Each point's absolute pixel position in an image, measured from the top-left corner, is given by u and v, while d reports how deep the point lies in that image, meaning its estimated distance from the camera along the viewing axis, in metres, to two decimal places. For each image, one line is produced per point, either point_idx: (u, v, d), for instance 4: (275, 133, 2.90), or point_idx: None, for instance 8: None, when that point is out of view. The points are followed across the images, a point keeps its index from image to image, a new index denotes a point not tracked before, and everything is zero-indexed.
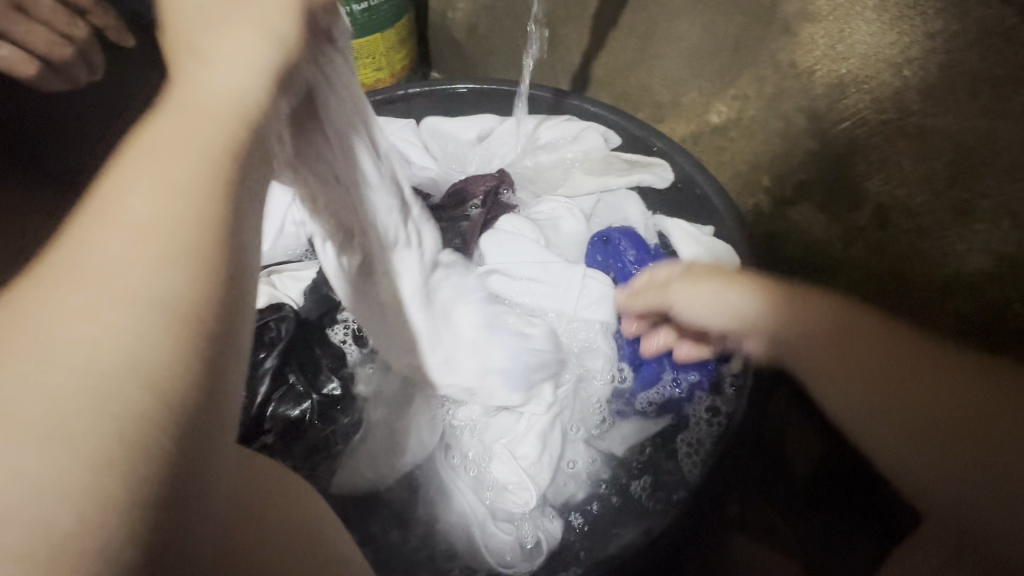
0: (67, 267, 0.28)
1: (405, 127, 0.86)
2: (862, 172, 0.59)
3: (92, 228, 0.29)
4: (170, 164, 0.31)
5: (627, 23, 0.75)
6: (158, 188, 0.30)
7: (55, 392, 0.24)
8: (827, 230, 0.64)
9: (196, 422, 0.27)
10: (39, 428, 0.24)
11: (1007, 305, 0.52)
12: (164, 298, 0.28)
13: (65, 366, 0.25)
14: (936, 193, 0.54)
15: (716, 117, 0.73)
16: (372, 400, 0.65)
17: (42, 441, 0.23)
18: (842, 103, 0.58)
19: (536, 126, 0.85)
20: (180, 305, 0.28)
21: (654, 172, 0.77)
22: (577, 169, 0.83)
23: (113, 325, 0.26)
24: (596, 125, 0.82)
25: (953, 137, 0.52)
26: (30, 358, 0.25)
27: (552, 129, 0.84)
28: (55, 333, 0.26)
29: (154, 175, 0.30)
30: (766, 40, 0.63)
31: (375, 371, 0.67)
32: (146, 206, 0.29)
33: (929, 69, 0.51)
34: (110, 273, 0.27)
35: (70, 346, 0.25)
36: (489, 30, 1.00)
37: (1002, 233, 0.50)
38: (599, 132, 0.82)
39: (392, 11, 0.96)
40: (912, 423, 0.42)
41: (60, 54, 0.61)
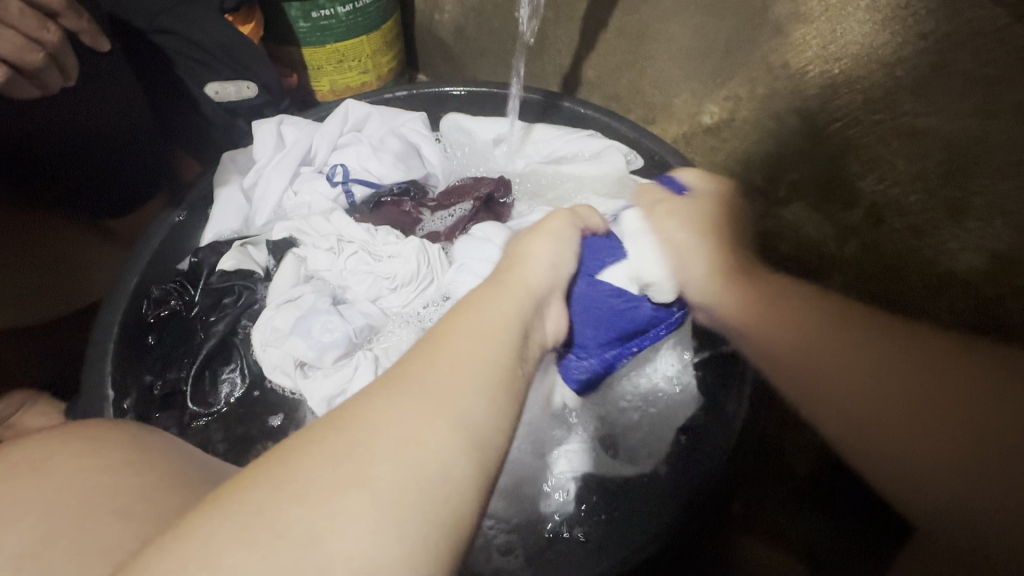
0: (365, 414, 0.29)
1: (414, 121, 0.85)
2: (856, 170, 0.59)
3: (386, 395, 0.30)
4: (459, 358, 0.33)
5: (617, 25, 0.75)
6: (456, 363, 0.32)
7: (345, 490, 0.26)
8: (820, 230, 0.65)
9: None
10: (333, 507, 0.25)
11: (998, 302, 0.52)
12: (433, 465, 0.27)
13: (346, 453, 0.27)
14: (927, 191, 0.55)
15: (708, 118, 0.73)
16: (269, 337, 0.67)
17: (357, 504, 0.25)
18: (833, 102, 0.59)
19: (558, 130, 0.83)
20: (452, 479, 0.28)
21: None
22: (589, 188, 0.80)
23: (426, 452, 0.28)
24: (615, 143, 0.79)
25: (945, 138, 0.52)
26: (327, 454, 0.27)
27: (557, 141, 0.83)
28: (369, 441, 0.28)
29: (429, 393, 0.30)
30: (758, 42, 0.63)
31: (283, 310, 0.67)
32: (417, 428, 0.28)
33: (920, 67, 0.51)
34: (397, 444, 0.28)
35: (380, 465, 0.27)
36: (476, 32, 0.99)
37: (995, 231, 0.51)
38: (620, 151, 0.78)
39: (377, 13, 0.95)
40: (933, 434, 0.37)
41: (30, 60, 0.57)
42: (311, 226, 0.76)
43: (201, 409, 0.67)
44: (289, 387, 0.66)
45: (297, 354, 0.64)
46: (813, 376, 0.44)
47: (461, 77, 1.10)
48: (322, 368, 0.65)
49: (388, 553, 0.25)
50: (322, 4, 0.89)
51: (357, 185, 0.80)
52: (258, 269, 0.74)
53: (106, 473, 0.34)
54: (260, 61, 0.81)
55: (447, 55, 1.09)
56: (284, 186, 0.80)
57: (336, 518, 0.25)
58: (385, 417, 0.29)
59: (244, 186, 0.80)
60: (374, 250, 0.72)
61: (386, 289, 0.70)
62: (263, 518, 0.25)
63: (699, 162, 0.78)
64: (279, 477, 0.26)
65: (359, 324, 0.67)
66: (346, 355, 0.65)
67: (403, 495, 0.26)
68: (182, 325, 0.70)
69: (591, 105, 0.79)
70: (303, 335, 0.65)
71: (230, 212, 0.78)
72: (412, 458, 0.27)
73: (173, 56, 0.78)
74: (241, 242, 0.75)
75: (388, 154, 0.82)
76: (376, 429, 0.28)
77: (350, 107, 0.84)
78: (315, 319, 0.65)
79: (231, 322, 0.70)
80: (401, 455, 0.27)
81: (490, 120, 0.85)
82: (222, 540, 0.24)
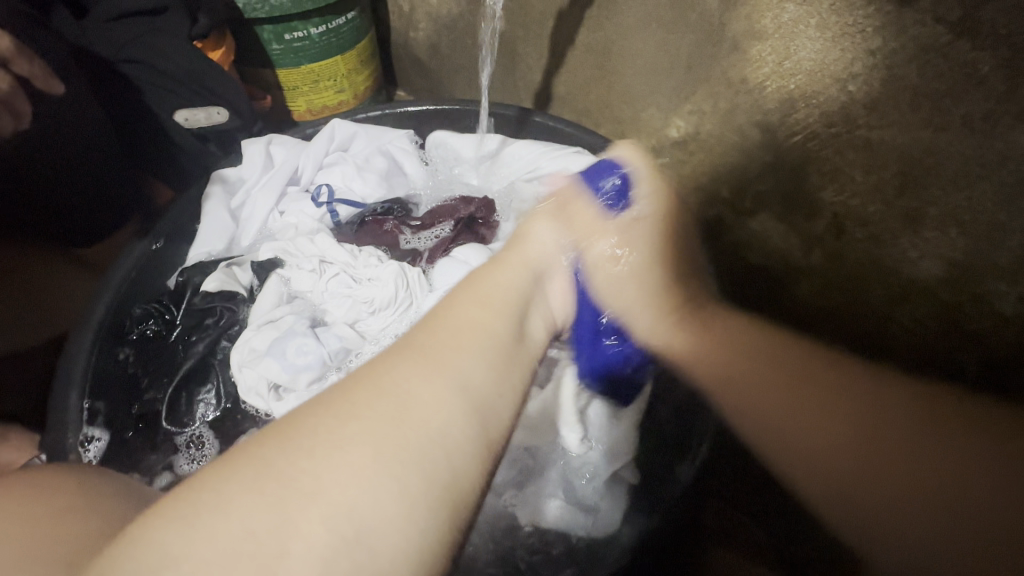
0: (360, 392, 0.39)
1: (400, 139, 0.86)
2: (817, 182, 0.60)
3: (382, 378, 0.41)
4: (454, 355, 0.44)
5: (584, 42, 0.76)
6: (447, 352, 0.43)
7: (335, 461, 0.35)
8: (786, 240, 0.66)
9: (385, 524, 0.34)
10: (325, 474, 0.34)
11: (959, 308, 0.54)
12: (440, 425, 0.38)
13: (334, 429, 0.36)
14: (886, 203, 0.56)
15: (675, 131, 0.74)
16: (244, 360, 0.66)
17: (342, 471, 0.34)
18: (792, 116, 0.60)
19: (542, 148, 0.82)
20: (451, 426, 0.39)
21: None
22: None
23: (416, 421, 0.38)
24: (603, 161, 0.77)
25: (898, 150, 0.53)
26: (326, 424, 0.37)
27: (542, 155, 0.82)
28: (387, 405, 0.38)
29: (430, 360, 0.42)
30: (718, 58, 0.64)
31: (262, 330, 0.67)
32: (406, 403, 0.38)
33: (871, 82, 0.53)
34: (385, 417, 0.37)
35: (365, 435, 0.36)
36: (450, 48, 1.00)
37: (950, 239, 0.52)
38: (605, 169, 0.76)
39: (350, 34, 0.95)
40: (913, 478, 0.44)
41: None
42: (297, 246, 0.75)
43: (177, 430, 0.66)
44: (263, 409, 0.65)
45: (272, 377, 0.64)
46: (780, 439, 0.52)
47: (438, 93, 1.11)
48: (295, 391, 0.64)
49: (393, 497, 0.35)
50: (294, 26, 0.89)
51: (341, 206, 0.81)
52: (241, 290, 0.73)
53: (55, 522, 0.34)
54: (229, 85, 0.81)
55: (423, 71, 1.10)
56: (270, 206, 0.80)
57: (351, 471, 0.35)
58: (401, 384, 0.40)
59: (231, 207, 0.79)
60: (355, 272, 0.72)
61: (367, 313, 0.69)
62: (307, 464, 0.35)
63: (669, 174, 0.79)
64: (317, 434, 0.36)
65: (335, 348, 0.66)
66: (321, 379, 0.65)
67: (413, 451, 0.37)
68: (161, 348, 0.70)
69: (568, 123, 0.79)
70: (278, 357, 0.64)
71: (213, 235, 0.76)
72: (421, 426, 0.38)
73: (141, 83, 0.78)
74: (228, 263, 0.75)
75: (372, 173, 0.83)
76: (392, 401, 0.38)
77: (336, 125, 0.84)
78: (287, 343, 0.65)
79: (211, 342, 0.70)
80: (410, 417, 0.38)
81: (478, 136, 0.85)
82: (203, 516, 0.32)
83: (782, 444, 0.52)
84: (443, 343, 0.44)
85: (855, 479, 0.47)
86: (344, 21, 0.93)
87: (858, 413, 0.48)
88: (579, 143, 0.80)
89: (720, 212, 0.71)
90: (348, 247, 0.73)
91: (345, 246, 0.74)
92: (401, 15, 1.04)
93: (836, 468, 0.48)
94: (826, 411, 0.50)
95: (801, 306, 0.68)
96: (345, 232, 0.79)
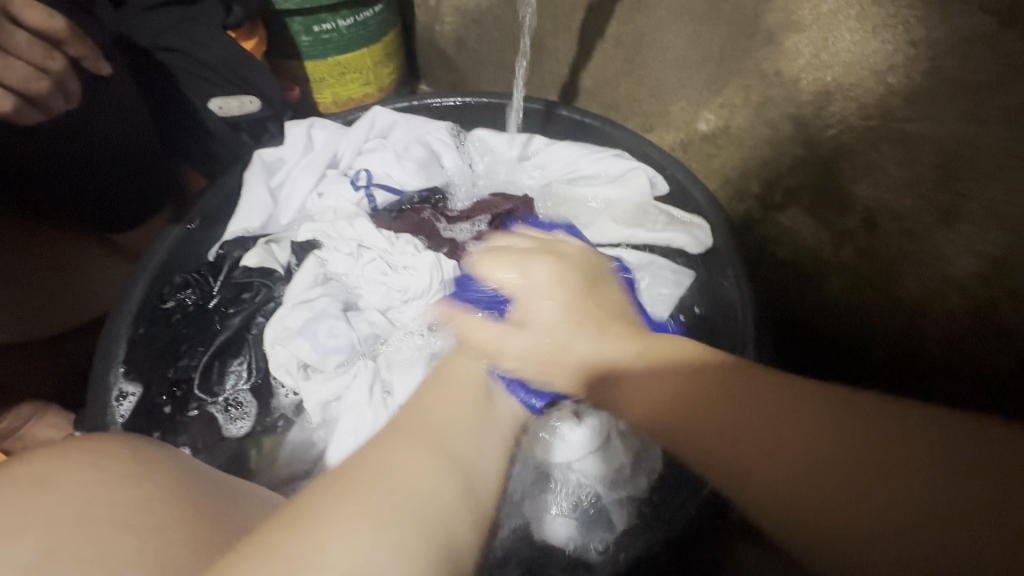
0: (319, 503, 0.32)
1: (440, 130, 0.86)
2: (850, 177, 0.59)
3: (339, 497, 0.32)
4: (414, 470, 0.36)
5: (613, 35, 0.76)
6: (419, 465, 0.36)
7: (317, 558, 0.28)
8: (817, 236, 0.65)
9: None
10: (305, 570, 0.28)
11: (995, 307, 0.52)
12: (429, 496, 0.34)
13: (313, 530, 0.30)
14: (922, 197, 0.55)
15: (704, 125, 0.73)
16: (277, 336, 0.66)
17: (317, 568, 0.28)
18: (827, 109, 0.59)
19: (582, 150, 0.83)
20: (441, 503, 0.35)
21: (692, 237, 0.73)
22: (604, 216, 0.78)
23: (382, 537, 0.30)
24: (644, 165, 0.76)
25: (936, 143, 0.53)
26: (308, 524, 0.30)
27: (580, 157, 0.82)
28: (369, 483, 0.33)
29: (415, 445, 0.38)
30: (751, 50, 0.63)
31: (295, 310, 0.67)
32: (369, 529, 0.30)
33: (912, 74, 0.52)
34: (355, 531, 0.30)
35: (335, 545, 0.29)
36: (476, 42, 1.00)
37: (990, 235, 0.51)
38: (646, 174, 0.76)
39: (377, 27, 0.96)
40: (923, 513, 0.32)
41: (36, 88, 0.59)
42: (335, 230, 0.75)
43: (210, 398, 0.67)
44: (290, 386, 0.67)
45: (302, 356, 0.65)
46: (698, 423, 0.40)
47: (462, 87, 1.11)
48: (323, 372, 0.66)
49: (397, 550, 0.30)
50: (324, 18, 0.91)
51: (375, 192, 0.82)
52: (279, 268, 0.75)
53: (107, 485, 0.35)
54: (262, 75, 0.82)
55: (447, 65, 1.10)
56: (310, 187, 0.81)
57: (347, 539, 0.29)
58: (388, 465, 0.35)
59: (271, 185, 0.80)
60: (391, 259, 0.72)
61: (398, 304, 0.70)
62: (305, 530, 0.30)
63: (697, 169, 0.78)
64: (312, 507, 0.32)
65: (365, 333, 0.68)
66: (348, 362, 0.66)
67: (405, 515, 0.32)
68: (196, 317, 0.71)
69: (601, 117, 0.79)
70: (309, 337, 0.65)
71: (253, 211, 0.77)
72: (408, 500, 0.33)
73: (177, 72, 0.80)
74: (266, 241, 0.76)
75: (411, 161, 0.83)
76: (378, 477, 0.34)
77: (378, 113, 0.85)
78: (318, 324, 0.66)
79: (246, 316, 0.71)
80: (396, 492, 0.33)
81: (520, 134, 0.85)
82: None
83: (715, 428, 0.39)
84: (399, 462, 0.36)
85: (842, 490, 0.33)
86: (372, 14, 0.94)
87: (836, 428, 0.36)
88: (611, 138, 0.80)
89: (750, 206, 0.72)
90: (385, 237, 0.73)
91: (382, 235, 0.73)
92: (427, 9, 1.05)
93: (890, 507, 0.32)
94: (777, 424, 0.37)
95: (827, 299, 0.67)
96: (381, 220, 0.80)
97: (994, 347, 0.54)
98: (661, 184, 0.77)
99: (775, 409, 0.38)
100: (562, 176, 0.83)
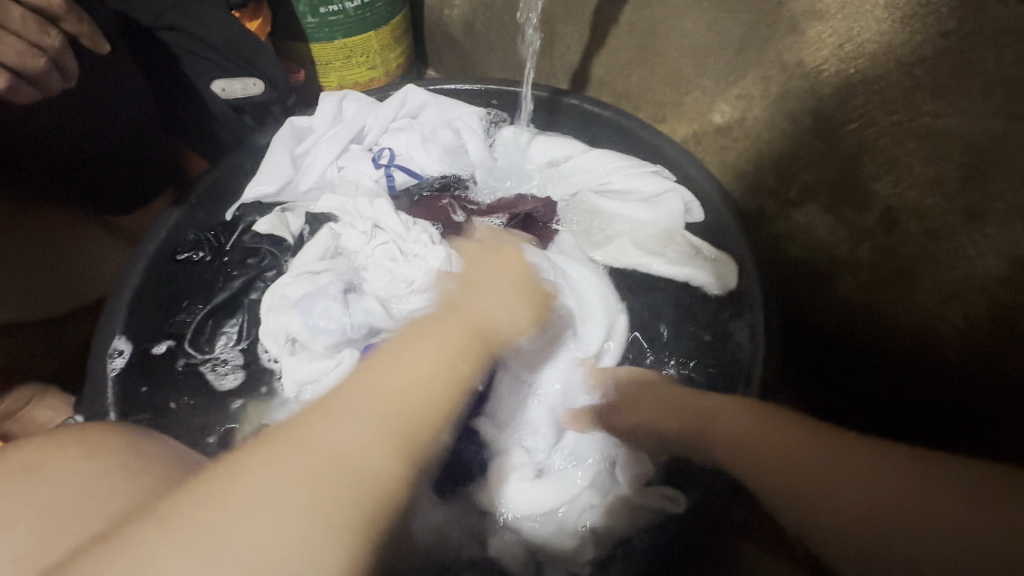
0: (270, 440, 0.32)
1: (471, 116, 0.84)
2: (871, 173, 0.58)
3: (275, 439, 0.32)
4: (363, 409, 0.34)
5: (628, 20, 0.73)
6: (379, 412, 0.34)
7: (242, 506, 0.29)
8: (832, 233, 0.63)
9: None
10: (238, 511, 0.29)
11: (1014, 310, 0.51)
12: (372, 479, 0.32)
13: (253, 478, 0.30)
14: (946, 196, 0.53)
15: (719, 117, 0.71)
16: (276, 303, 0.66)
17: (226, 519, 0.29)
18: (851, 102, 0.57)
19: (616, 159, 0.79)
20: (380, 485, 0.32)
21: (714, 273, 0.68)
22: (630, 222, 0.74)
23: (299, 509, 0.29)
24: (681, 188, 0.73)
25: (964, 141, 0.51)
26: (252, 454, 0.32)
27: (607, 158, 0.79)
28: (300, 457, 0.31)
29: (373, 394, 0.35)
30: (773, 39, 0.61)
31: (298, 280, 0.68)
32: (280, 501, 0.30)
33: (941, 69, 0.50)
34: (265, 489, 0.30)
35: (244, 510, 0.29)
36: (485, 27, 0.98)
37: (1014, 236, 0.49)
38: (681, 198, 0.73)
39: (384, 10, 0.94)
40: (909, 522, 0.35)
41: (31, 65, 0.56)
42: (355, 207, 0.74)
43: (197, 355, 0.68)
44: (274, 355, 0.66)
45: (290, 330, 0.64)
46: (698, 430, 0.49)
47: (470, 73, 1.09)
48: (308, 350, 0.64)
49: (319, 534, 0.29)
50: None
51: (396, 171, 0.80)
52: (289, 237, 0.75)
53: (98, 477, 0.34)
54: (267, 57, 0.80)
55: (455, 50, 1.08)
56: (331, 159, 0.80)
57: (268, 517, 0.29)
58: (342, 409, 0.34)
59: (295, 153, 0.80)
60: (403, 245, 0.70)
61: (405, 291, 0.68)
62: (224, 502, 0.29)
63: (710, 162, 0.76)
64: (242, 470, 0.31)
65: (359, 321, 0.65)
66: (339, 346, 0.64)
67: (333, 483, 0.31)
68: (203, 274, 0.72)
69: (625, 114, 0.76)
70: (303, 313, 0.64)
71: (272, 174, 0.77)
72: (348, 462, 0.32)
73: (178, 50, 0.78)
74: (282, 208, 0.76)
75: (437, 145, 0.82)
76: (319, 433, 0.32)
77: (409, 92, 0.85)
78: (312, 300, 0.65)
79: (248, 280, 0.72)
80: (339, 462, 0.31)
81: (556, 140, 0.82)
82: (183, 510, 0.29)
83: (748, 452, 0.44)
84: (355, 393, 0.35)
85: (892, 524, 0.36)
86: None
87: (814, 445, 0.41)
88: (630, 136, 0.78)
89: (763, 202, 0.70)
90: (396, 219, 0.71)
91: (395, 220, 0.71)
92: None
93: (829, 487, 0.38)
94: (841, 447, 0.40)
95: (839, 300, 0.64)
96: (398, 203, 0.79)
97: (1005, 347, 0.52)
98: (694, 211, 0.74)
99: (758, 444, 0.44)
100: (591, 181, 0.79)
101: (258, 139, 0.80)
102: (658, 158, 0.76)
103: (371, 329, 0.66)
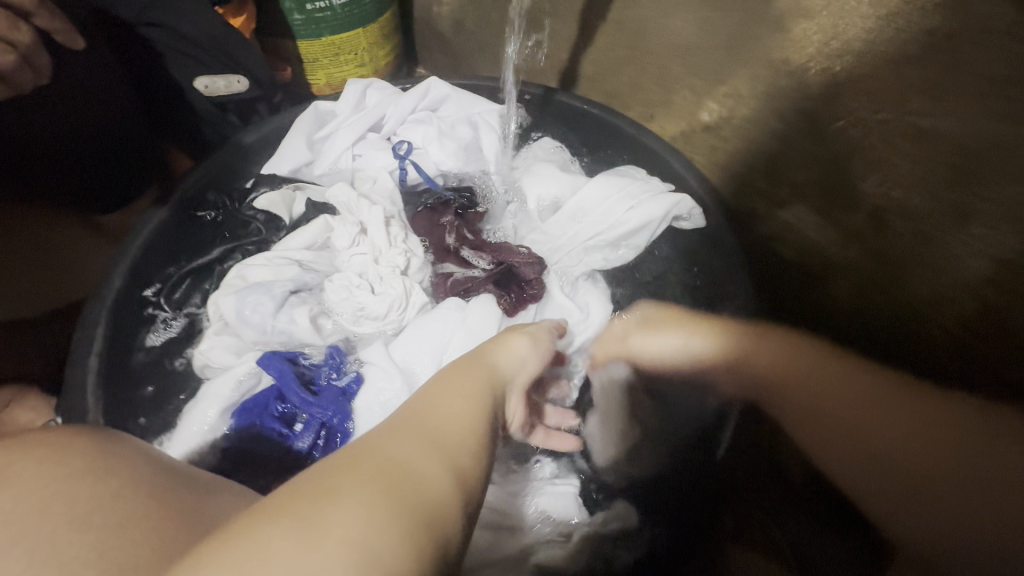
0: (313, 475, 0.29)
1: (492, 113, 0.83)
2: (859, 173, 0.57)
3: (344, 463, 0.29)
4: (414, 439, 0.33)
5: (616, 18, 0.73)
6: (422, 441, 0.33)
7: (322, 527, 0.25)
8: (822, 232, 0.63)
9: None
10: (285, 541, 0.25)
11: (1005, 314, 0.49)
12: (434, 492, 0.29)
13: (303, 491, 0.27)
14: (933, 195, 0.52)
15: (708, 115, 0.71)
16: (235, 280, 0.68)
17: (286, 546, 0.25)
18: (837, 101, 0.57)
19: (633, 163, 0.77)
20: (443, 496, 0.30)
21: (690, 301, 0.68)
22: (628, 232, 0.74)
23: (356, 528, 0.26)
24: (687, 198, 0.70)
25: (953, 139, 0.50)
26: (318, 493, 0.27)
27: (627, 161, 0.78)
28: (362, 470, 0.29)
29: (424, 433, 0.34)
30: (760, 37, 0.61)
31: (261, 266, 0.68)
32: (350, 519, 0.26)
33: (927, 68, 0.50)
34: (340, 519, 0.26)
35: (310, 520, 0.26)
36: (475, 24, 0.97)
37: (1003, 236, 0.48)
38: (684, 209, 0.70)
39: (373, 6, 0.93)
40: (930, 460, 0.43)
41: (0, 61, 0.55)
42: (356, 204, 0.72)
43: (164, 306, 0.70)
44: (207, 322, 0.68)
45: (222, 312, 0.65)
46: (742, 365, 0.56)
47: (461, 71, 1.08)
48: (237, 336, 0.66)
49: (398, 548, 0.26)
50: None
51: (406, 172, 0.80)
52: (285, 218, 0.76)
53: (66, 482, 0.33)
54: (251, 53, 0.79)
55: (446, 48, 1.07)
56: (347, 146, 0.80)
57: (348, 524, 0.26)
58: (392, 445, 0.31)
59: (313, 137, 0.80)
60: (380, 264, 0.68)
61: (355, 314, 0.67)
62: (312, 514, 0.26)
63: (700, 161, 0.76)
64: (305, 494, 0.27)
65: (286, 327, 0.65)
66: (262, 341, 0.66)
67: (402, 500, 0.28)
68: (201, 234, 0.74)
69: (626, 118, 0.75)
70: (240, 297, 0.65)
71: (290, 156, 0.78)
72: (415, 476, 0.30)
73: (160, 47, 0.77)
74: (294, 185, 0.78)
75: (453, 142, 0.81)
76: (382, 456, 0.30)
77: (432, 84, 0.83)
78: (252, 291, 0.66)
79: (227, 249, 0.74)
80: (409, 479, 0.29)
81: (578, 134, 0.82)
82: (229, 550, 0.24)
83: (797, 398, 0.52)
84: (412, 426, 0.34)
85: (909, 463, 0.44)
86: None
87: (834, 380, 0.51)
88: (625, 138, 0.77)
89: (753, 201, 0.70)
90: (380, 234, 0.69)
91: (381, 238, 0.69)
92: None
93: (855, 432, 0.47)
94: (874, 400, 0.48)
95: (834, 301, 0.65)
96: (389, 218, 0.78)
97: (996, 351, 0.50)
98: (693, 220, 0.72)
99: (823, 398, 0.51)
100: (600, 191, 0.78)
101: (244, 139, 0.78)
102: (655, 163, 0.75)
103: (297, 338, 0.66)
